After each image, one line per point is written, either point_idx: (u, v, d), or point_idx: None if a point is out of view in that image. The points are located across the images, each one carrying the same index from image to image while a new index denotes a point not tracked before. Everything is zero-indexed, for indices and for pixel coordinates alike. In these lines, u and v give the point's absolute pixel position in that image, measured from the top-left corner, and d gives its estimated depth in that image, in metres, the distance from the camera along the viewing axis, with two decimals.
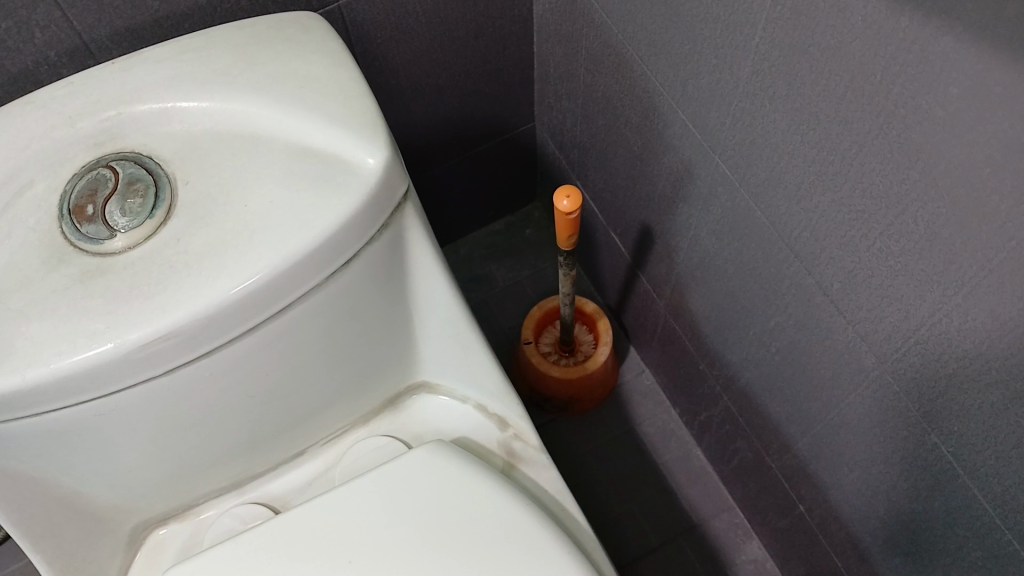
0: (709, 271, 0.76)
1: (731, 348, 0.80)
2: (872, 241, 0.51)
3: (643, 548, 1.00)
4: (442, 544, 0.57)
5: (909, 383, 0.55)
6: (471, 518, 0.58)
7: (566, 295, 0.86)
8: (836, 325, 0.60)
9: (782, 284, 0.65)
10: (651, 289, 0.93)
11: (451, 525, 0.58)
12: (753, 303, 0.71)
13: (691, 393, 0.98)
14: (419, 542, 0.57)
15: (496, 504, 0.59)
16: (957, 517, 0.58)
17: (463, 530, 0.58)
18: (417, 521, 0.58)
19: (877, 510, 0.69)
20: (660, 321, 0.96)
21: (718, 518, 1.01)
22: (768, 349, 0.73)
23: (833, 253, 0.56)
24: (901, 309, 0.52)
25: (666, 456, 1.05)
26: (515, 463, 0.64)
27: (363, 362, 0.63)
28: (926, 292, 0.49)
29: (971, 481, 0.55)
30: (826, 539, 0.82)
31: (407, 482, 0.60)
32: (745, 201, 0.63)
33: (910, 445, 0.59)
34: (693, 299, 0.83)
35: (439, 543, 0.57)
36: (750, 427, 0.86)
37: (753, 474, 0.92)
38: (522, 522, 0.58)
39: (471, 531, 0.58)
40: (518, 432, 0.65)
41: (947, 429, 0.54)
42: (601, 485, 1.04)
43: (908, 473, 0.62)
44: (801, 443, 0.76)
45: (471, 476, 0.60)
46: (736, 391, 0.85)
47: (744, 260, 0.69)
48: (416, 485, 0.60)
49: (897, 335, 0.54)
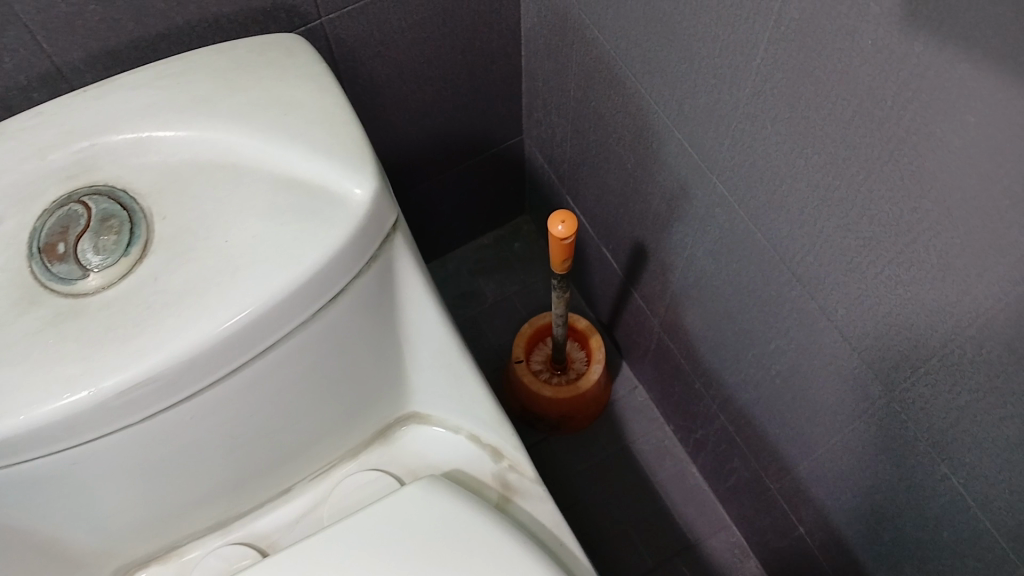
0: (705, 291, 0.74)
1: (729, 369, 0.79)
2: (879, 269, 0.50)
3: (639, 567, 0.98)
4: None
5: (919, 413, 0.54)
6: (467, 560, 0.56)
7: (558, 314, 0.84)
8: (841, 352, 0.58)
9: (782, 307, 0.63)
10: (645, 306, 0.91)
11: (444, 563, 0.56)
12: (751, 325, 0.69)
13: (686, 410, 0.97)
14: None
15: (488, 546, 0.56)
16: (968, 548, 0.57)
17: (457, 568, 0.56)
18: (410, 562, 0.56)
19: (881, 537, 0.68)
20: (654, 338, 0.94)
21: (715, 537, 0.99)
22: (768, 371, 0.71)
23: (838, 278, 0.54)
24: (910, 338, 0.51)
25: (661, 474, 1.03)
26: (511, 496, 0.62)
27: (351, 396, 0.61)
28: (938, 323, 0.47)
29: (983, 513, 0.53)
30: (827, 562, 0.80)
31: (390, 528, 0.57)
32: (744, 223, 0.61)
33: (918, 473, 0.58)
34: (688, 318, 0.81)
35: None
36: (749, 448, 0.85)
37: (750, 494, 0.90)
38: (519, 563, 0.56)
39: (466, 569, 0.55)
40: (513, 463, 0.62)
41: (959, 459, 0.53)
42: (595, 505, 1.02)
43: (916, 502, 0.60)
44: (803, 466, 0.75)
45: (466, 513, 0.58)
46: (734, 411, 0.83)
47: (742, 281, 0.67)
48: (407, 522, 0.57)
49: (906, 364, 0.52)
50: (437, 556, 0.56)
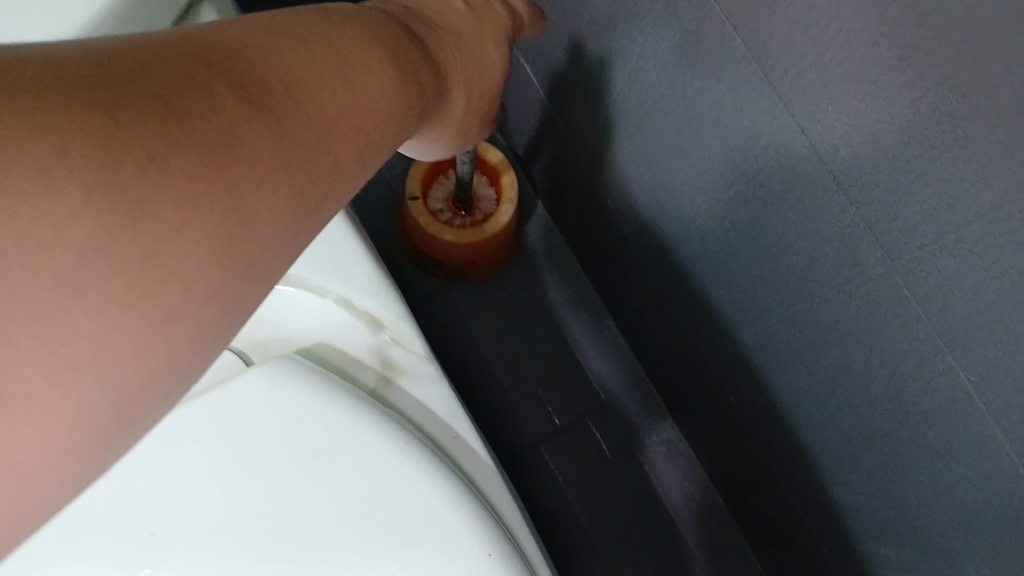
0: (650, 116, 0.58)
1: (670, 217, 0.65)
2: (918, 96, 0.34)
3: (545, 431, 0.88)
4: (297, 509, 0.45)
5: (929, 291, 0.41)
6: (333, 479, 0.46)
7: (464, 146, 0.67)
8: (832, 206, 0.45)
9: (755, 142, 0.48)
10: (569, 133, 0.75)
11: (306, 484, 0.46)
12: (708, 163, 0.55)
13: (609, 257, 0.83)
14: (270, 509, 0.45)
15: (371, 448, 0.47)
16: (957, 451, 0.47)
17: (322, 491, 0.46)
18: (259, 476, 0.46)
19: (835, 420, 0.58)
20: (578, 172, 0.78)
21: (629, 397, 0.89)
22: (724, 224, 0.58)
23: (847, 107, 0.39)
24: (942, 195, 0.37)
25: (575, 327, 0.91)
26: (393, 378, 0.51)
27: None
28: (994, 176, 0.33)
29: (994, 420, 0.42)
30: (757, 435, 0.71)
31: (247, 428, 0.46)
32: (716, 25, 0.44)
33: (907, 363, 0.46)
34: (625, 151, 0.66)
35: (303, 506, 0.45)
36: (679, 307, 0.73)
37: (676, 355, 0.79)
38: (415, 474, 0.47)
39: (332, 491, 0.46)
40: (398, 337, 0.52)
41: (974, 354, 0.41)
42: (500, 361, 0.90)
43: (894, 393, 0.49)
44: (746, 333, 0.64)
45: (334, 412, 0.47)
46: (668, 265, 0.71)
47: (701, 104, 0.51)
48: (256, 426, 0.46)
49: (928, 229, 0.39)
50: (298, 477, 0.46)
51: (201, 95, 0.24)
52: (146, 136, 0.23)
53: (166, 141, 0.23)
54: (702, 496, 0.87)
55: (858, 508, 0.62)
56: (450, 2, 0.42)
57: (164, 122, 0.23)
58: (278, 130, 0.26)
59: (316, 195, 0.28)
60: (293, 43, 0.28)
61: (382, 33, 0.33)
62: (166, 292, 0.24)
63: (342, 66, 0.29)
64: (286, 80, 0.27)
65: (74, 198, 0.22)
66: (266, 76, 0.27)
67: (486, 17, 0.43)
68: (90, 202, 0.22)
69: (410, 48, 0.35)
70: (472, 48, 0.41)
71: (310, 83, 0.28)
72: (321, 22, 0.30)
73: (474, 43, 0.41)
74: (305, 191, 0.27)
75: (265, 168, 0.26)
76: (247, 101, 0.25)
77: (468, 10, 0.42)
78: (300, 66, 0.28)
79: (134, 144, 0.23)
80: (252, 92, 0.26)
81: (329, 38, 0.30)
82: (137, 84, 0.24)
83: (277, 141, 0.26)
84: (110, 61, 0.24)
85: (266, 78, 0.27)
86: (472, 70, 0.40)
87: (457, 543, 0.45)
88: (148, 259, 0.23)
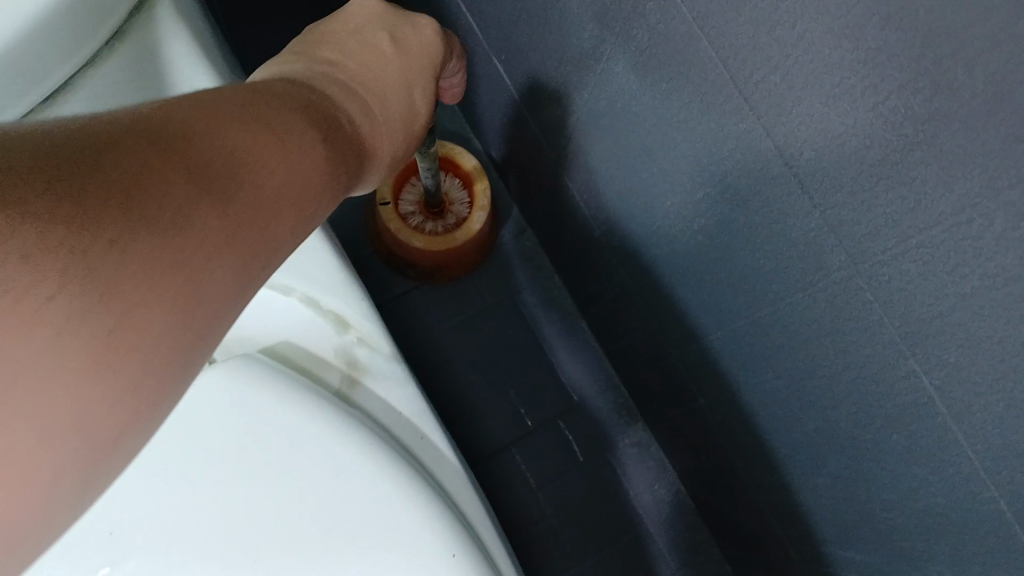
0: (620, 118, 0.58)
1: (641, 221, 0.65)
2: (883, 99, 0.34)
3: (515, 433, 0.88)
4: (260, 510, 0.45)
5: (891, 295, 0.42)
6: (298, 480, 0.45)
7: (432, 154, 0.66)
8: (798, 208, 0.45)
9: (723, 143, 0.48)
10: (541, 133, 0.75)
11: (270, 486, 0.45)
12: (677, 165, 0.55)
13: (580, 259, 0.83)
14: (227, 511, 0.45)
15: (337, 445, 0.46)
16: (918, 454, 0.47)
17: (285, 492, 0.45)
18: (221, 479, 0.45)
19: (801, 423, 0.58)
20: (550, 173, 0.78)
21: (600, 399, 0.89)
22: (693, 228, 0.58)
23: (812, 109, 0.39)
24: (905, 199, 0.37)
25: (547, 328, 0.91)
26: (358, 378, 0.51)
27: (99, 91, 0.46)
28: (956, 181, 0.34)
29: (954, 424, 0.43)
30: (724, 437, 0.71)
31: (211, 430, 0.46)
32: (684, 25, 0.44)
33: (870, 366, 0.47)
34: (595, 152, 0.66)
35: (265, 510, 0.45)
36: (648, 310, 0.73)
37: (647, 357, 0.78)
38: (376, 477, 0.46)
39: (296, 492, 0.45)
40: (364, 338, 0.51)
41: (936, 358, 0.41)
42: (471, 362, 0.90)
43: (858, 398, 0.50)
44: (714, 336, 0.64)
45: (303, 411, 0.47)
46: (638, 267, 0.71)
47: (670, 104, 0.51)
48: (218, 428, 0.46)
49: (891, 232, 0.39)
50: (260, 479, 0.45)
51: (155, 184, 0.27)
52: (112, 230, 0.25)
53: (127, 226, 0.26)
54: (672, 498, 0.87)
55: (823, 511, 0.62)
56: (377, 48, 0.45)
57: (126, 210, 0.26)
58: (222, 209, 0.29)
59: (256, 264, 0.30)
60: (236, 121, 0.31)
61: (315, 106, 0.36)
62: (124, 364, 0.26)
63: (282, 146, 0.32)
64: (230, 161, 0.30)
65: (45, 289, 0.24)
66: (212, 157, 0.29)
67: (412, 56, 0.46)
68: (67, 287, 0.25)
69: (339, 116, 0.38)
70: (397, 87, 0.44)
71: (253, 161, 0.30)
72: (259, 98, 0.33)
73: (397, 83, 0.44)
74: (244, 266, 0.30)
75: (210, 244, 0.28)
76: (196, 185, 0.28)
77: (396, 51, 0.45)
78: (243, 143, 0.30)
79: (103, 237, 0.25)
80: (200, 177, 0.28)
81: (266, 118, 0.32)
82: (101, 177, 0.26)
83: (222, 218, 0.29)
84: (79, 147, 0.26)
85: (210, 160, 0.29)
86: (398, 113, 0.43)
87: (423, 544, 0.45)
88: (114, 335, 0.26)
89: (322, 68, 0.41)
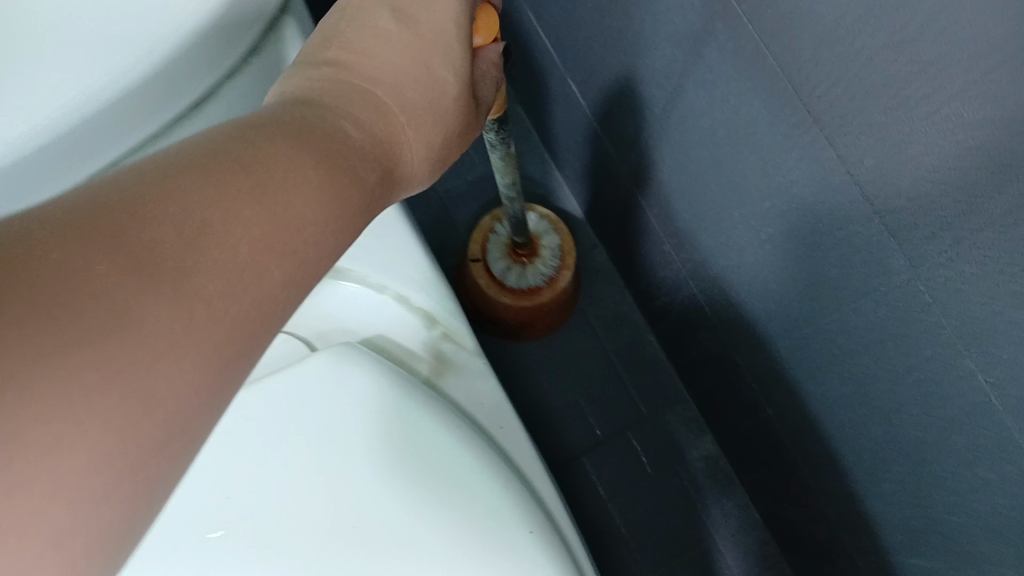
0: (691, 133, 0.61)
1: (710, 235, 0.68)
2: (937, 107, 0.37)
3: (586, 442, 0.91)
4: (354, 489, 0.49)
5: (949, 297, 0.44)
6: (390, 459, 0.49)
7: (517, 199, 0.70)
8: (860, 215, 0.47)
9: (788, 155, 0.50)
10: (614, 151, 0.78)
11: (364, 467, 0.49)
12: (745, 178, 0.57)
13: (651, 273, 0.86)
14: (323, 493, 0.49)
15: (425, 429, 0.50)
16: (979, 455, 0.49)
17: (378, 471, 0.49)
18: (320, 461, 0.50)
19: (866, 429, 0.60)
20: (622, 189, 0.81)
21: (669, 412, 0.91)
22: (761, 239, 0.60)
23: (872, 119, 0.41)
24: (960, 203, 0.39)
25: (618, 341, 0.94)
26: (444, 371, 0.55)
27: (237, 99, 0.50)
28: (1006, 184, 0.36)
29: (1012, 422, 0.44)
30: (792, 446, 0.73)
31: (313, 416, 0.50)
32: (752, 43, 0.47)
33: (931, 368, 0.48)
34: (667, 168, 0.69)
35: (358, 489, 0.49)
36: (718, 321, 0.75)
37: (715, 368, 0.81)
38: (460, 461, 0.50)
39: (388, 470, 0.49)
40: (449, 333, 0.55)
41: (992, 357, 0.43)
42: (544, 372, 0.93)
43: (920, 401, 0.51)
44: (782, 346, 0.66)
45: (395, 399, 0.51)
46: (707, 280, 0.73)
47: (739, 119, 0.53)
48: (318, 414, 0.50)
49: (947, 236, 0.41)
50: (354, 461, 0.49)
51: (78, 278, 0.25)
52: (6, 353, 0.23)
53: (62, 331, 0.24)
54: (740, 513, 0.88)
55: (890, 518, 0.63)
56: (384, 32, 0.43)
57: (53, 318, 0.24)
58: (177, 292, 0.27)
59: (232, 336, 0.28)
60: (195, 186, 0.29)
61: (302, 136, 0.34)
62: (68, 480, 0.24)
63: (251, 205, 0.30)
64: (185, 236, 0.28)
65: None
66: (161, 237, 0.27)
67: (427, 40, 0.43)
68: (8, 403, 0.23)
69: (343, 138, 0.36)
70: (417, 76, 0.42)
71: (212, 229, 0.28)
72: (225, 151, 0.31)
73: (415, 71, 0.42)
74: (210, 357, 0.27)
75: (162, 337, 0.26)
76: (140, 270, 0.26)
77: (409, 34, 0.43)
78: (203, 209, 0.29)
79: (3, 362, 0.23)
80: (142, 262, 0.26)
81: (235, 165, 0.31)
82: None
83: (173, 297, 0.26)
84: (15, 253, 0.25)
85: (160, 236, 0.27)
86: (419, 99, 0.41)
87: (502, 523, 0.49)
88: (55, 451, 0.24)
89: (324, 70, 0.40)
